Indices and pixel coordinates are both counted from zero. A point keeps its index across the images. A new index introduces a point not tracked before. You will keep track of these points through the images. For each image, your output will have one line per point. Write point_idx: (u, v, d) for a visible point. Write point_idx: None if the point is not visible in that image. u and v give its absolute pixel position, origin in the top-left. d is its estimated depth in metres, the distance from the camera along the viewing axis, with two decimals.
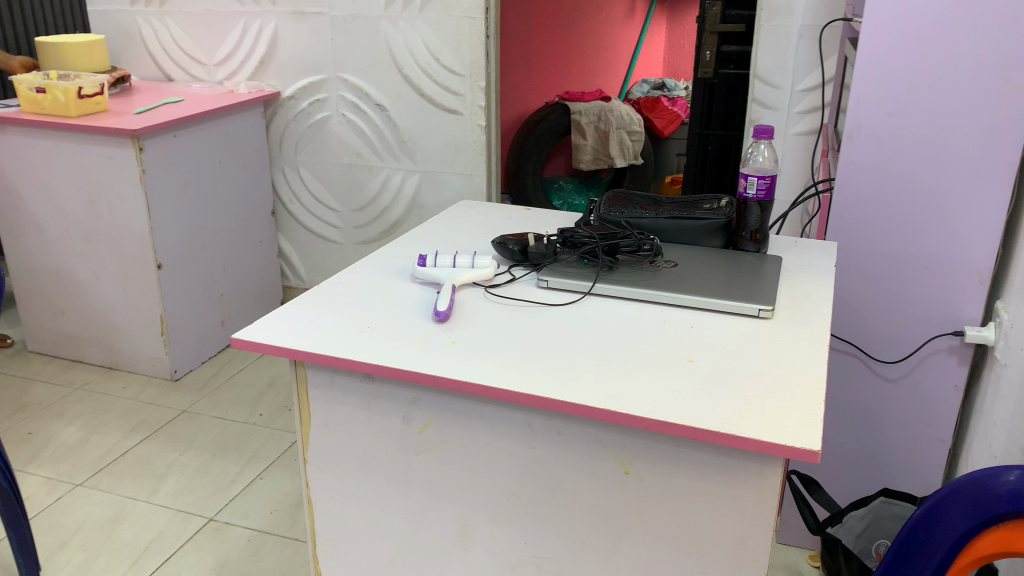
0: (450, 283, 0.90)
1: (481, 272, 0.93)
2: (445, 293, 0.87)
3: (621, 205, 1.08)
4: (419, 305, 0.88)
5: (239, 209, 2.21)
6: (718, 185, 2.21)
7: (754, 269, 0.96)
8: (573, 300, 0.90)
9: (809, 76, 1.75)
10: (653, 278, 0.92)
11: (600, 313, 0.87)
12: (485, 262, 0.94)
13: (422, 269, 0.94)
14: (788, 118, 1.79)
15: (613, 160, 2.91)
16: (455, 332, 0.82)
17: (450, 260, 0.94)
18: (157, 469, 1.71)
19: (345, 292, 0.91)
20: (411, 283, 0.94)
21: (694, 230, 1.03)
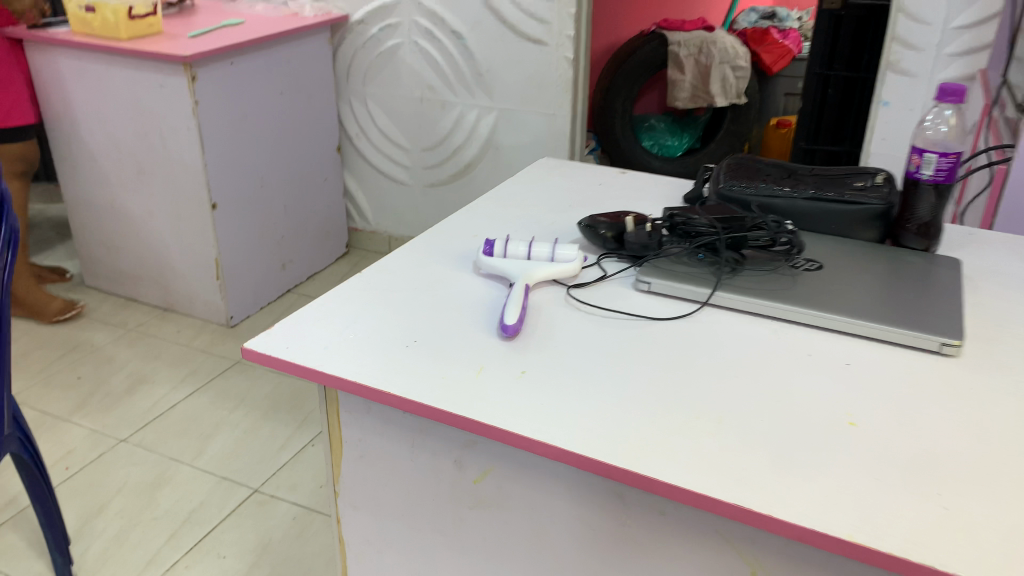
0: (521, 280, 0.71)
1: (561, 267, 0.73)
2: (517, 297, 0.68)
3: (745, 180, 0.85)
4: (482, 308, 0.69)
5: (302, 144, 2.04)
6: (836, 135, 1.92)
7: (927, 277, 0.73)
8: (684, 313, 0.69)
9: (967, 11, 1.47)
10: (791, 288, 0.70)
11: (721, 336, 0.65)
12: (567, 254, 0.74)
13: (488, 259, 0.74)
14: (935, 62, 1.53)
15: (714, 98, 2.62)
16: (527, 356, 0.62)
17: (523, 250, 0.74)
18: (204, 429, 1.59)
19: (393, 284, 0.73)
20: (475, 275, 0.75)
21: (841, 218, 0.80)
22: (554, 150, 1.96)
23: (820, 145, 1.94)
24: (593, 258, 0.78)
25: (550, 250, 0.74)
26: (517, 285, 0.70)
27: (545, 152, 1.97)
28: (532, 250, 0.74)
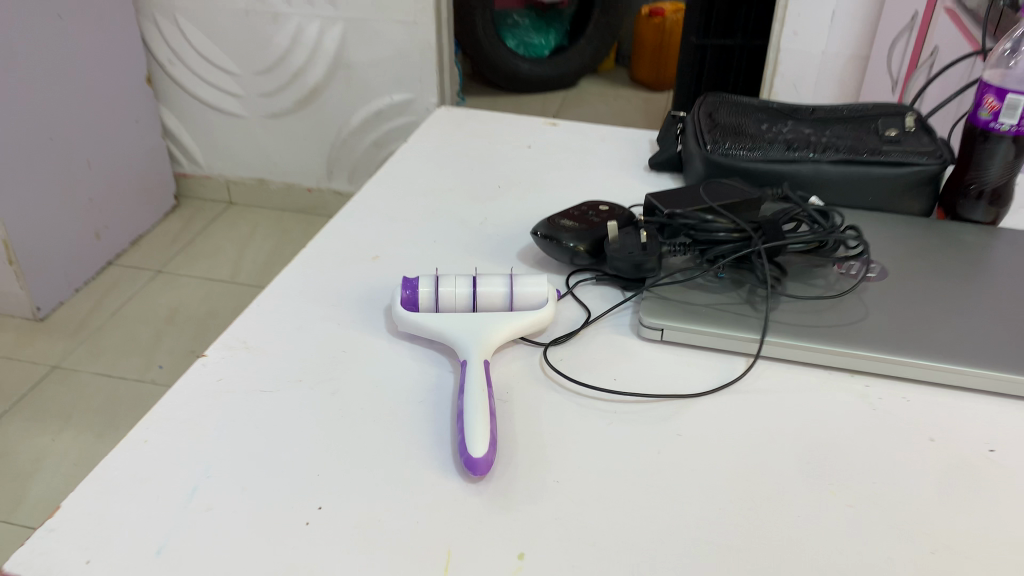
0: (475, 352, 0.45)
1: (530, 319, 0.47)
2: (480, 394, 0.42)
3: (739, 138, 0.62)
4: (419, 411, 0.43)
5: (98, 79, 1.62)
6: None
7: (1021, 271, 0.53)
8: (727, 377, 0.46)
9: None
10: (863, 317, 0.48)
11: (794, 427, 0.43)
12: (535, 297, 0.48)
13: (415, 317, 0.47)
14: None
15: None
16: (516, 518, 0.37)
17: (466, 297, 0.48)
18: (19, 468, 1.23)
19: (264, 386, 0.45)
20: (392, 341, 0.48)
21: (880, 187, 0.58)
22: (418, 66, 1.65)
23: (712, 38, 1.60)
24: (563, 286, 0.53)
25: (505, 293, 0.48)
26: (472, 364, 0.44)
27: (408, 69, 1.65)
28: (479, 292, 0.48)
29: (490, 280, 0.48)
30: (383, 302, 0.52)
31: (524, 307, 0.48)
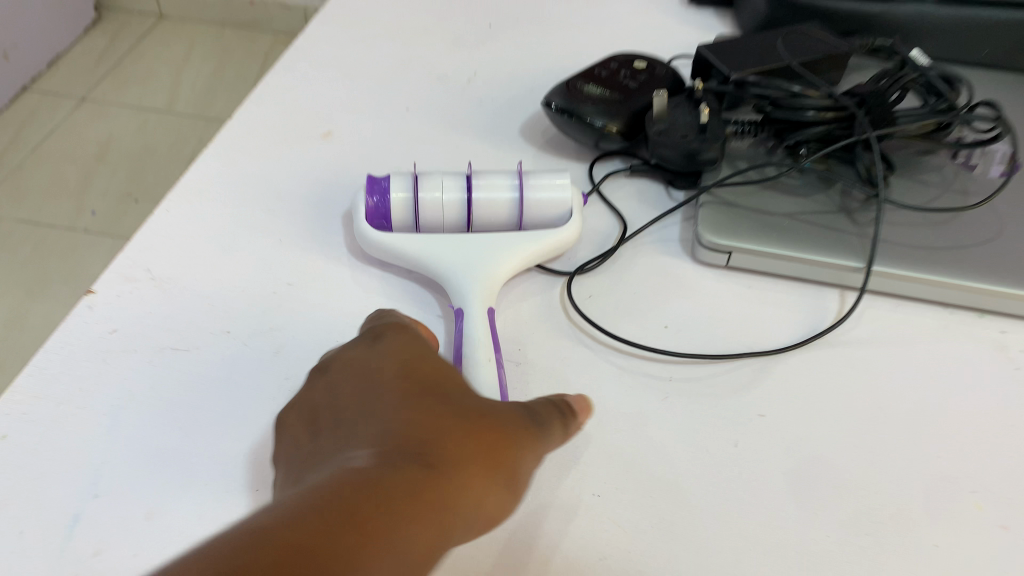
0: (476, 297, 0.32)
1: (548, 242, 0.34)
2: (488, 365, 0.29)
3: None
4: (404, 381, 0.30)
5: None
6: None
7: None
8: (818, 324, 0.33)
9: None
10: (1000, 232, 0.34)
11: (925, 397, 0.31)
12: (554, 208, 0.34)
13: (390, 239, 0.33)
14: None
15: None
16: (581, 522, 0.27)
17: (458, 209, 0.34)
18: None
19: (181, 343, 0.32)
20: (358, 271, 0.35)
21: (1006, 35, 0.43)
22: None
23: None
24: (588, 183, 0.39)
25: (512, 203, 0.34)
26: (473, 316, 0.31)
27: None
28: (474, 200, 0.34)
29: (488, 178, 0.34)
30: (342, 205, 0.38)
31: (539, 221, 0.34)
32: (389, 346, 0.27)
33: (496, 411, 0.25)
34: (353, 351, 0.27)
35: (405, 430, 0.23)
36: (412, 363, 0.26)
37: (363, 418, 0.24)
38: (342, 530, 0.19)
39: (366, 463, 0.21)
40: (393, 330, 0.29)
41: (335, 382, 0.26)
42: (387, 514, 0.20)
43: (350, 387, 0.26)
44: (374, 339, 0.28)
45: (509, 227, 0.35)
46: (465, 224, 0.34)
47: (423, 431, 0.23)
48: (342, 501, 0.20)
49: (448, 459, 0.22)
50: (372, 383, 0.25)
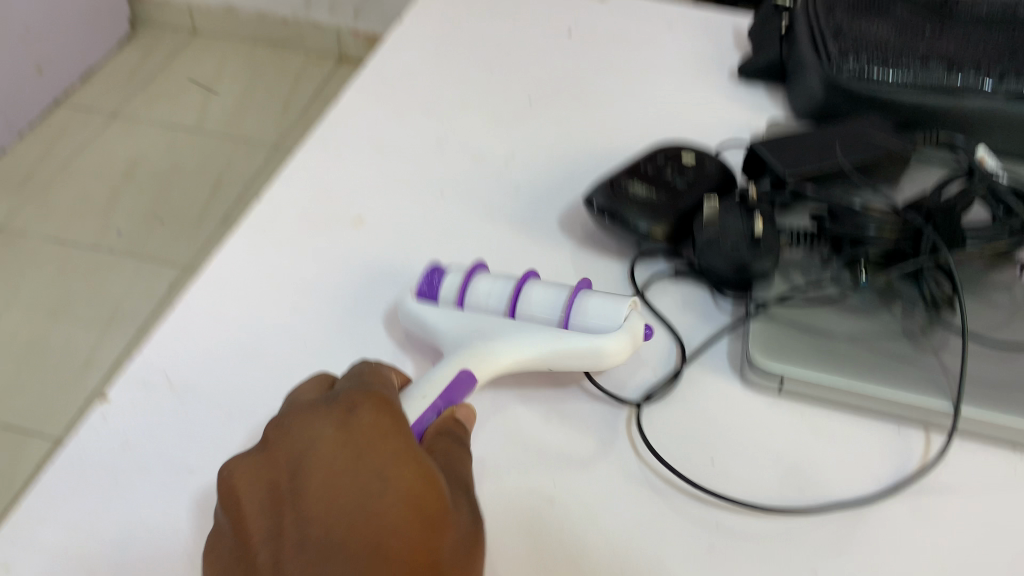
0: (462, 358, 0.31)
1: (572, 349, 0.31)
2: (418, 403, 0.29)
3: (884, 53, 0.44)
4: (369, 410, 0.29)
5: None
6: None
7: None
8: (901, 471, 0.31)
9: None
10: None
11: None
12: (595, 320, 0.31)
13: (421, 309, 0.34)
14: None
15: None
16: None
17: (500, 300, 0.33)
18: None
19: (198, 463, 0.30)
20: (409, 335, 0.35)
21: None
22: None
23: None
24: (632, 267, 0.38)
25: (557, 304, 0.32)
26: (439, 370, 0.31)
27: None
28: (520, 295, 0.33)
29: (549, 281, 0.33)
30: (388, 299, 0.36)
31: (580, 328, 0.32)
32: (359, 423, 0.26)
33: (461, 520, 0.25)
34: (323, 426, 0.26)
35: None
36: (390, 460, 0.25)
37: (337, 544, 0.24)
38: None
39: None
40: (366, 394, 0.28)
41: (298, 462, 0.26)
42: None
43: (318, 482, 0.25)
44: (346, 399, 0.27)
45: (550, 327, 0.32)
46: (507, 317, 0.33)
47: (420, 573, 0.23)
48: None
49: None
50: (350, 491, 0.24)
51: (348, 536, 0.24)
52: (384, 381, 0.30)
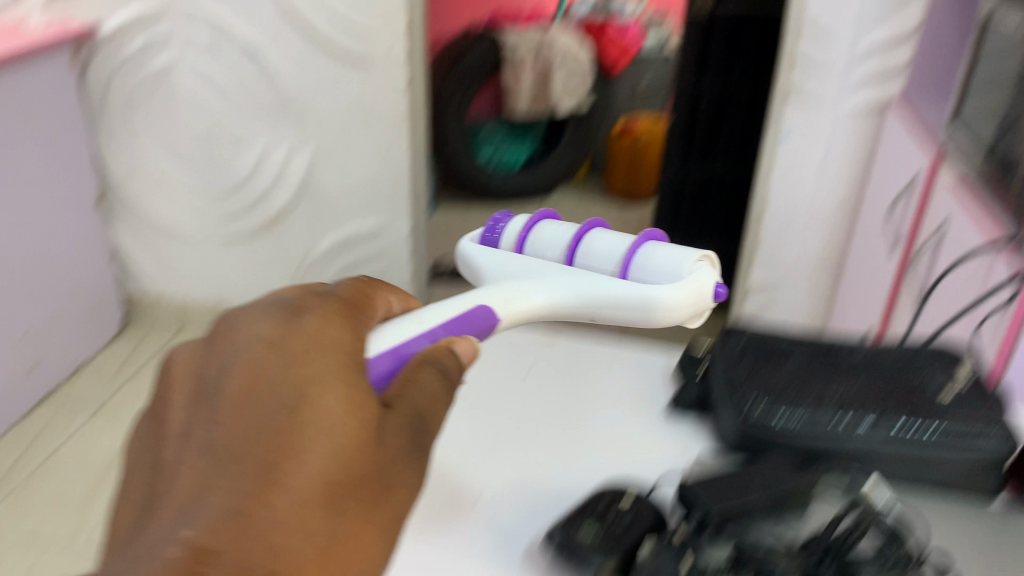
0: (483, 296, 0.61)
1: (606, 292, 0.63)
2: (411, 331, 0.55)
3: (778, 401, 0.59)
4: (371, 336, 0.54)
5: (65, 193, 1.42)
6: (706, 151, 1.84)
7: None
8: None
9: (879, 31, 1.42)
10: None
11: None
12: (647, 294, 0.63)
13: (510, 294, 0.62)
14: (840, 92, 1.48)
15: (557, 103, 2.56)
16: None
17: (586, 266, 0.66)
18: None
19: None
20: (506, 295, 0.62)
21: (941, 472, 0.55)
22: None
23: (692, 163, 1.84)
24: (600, 287, 0.63)
25: (595, 260, 0.68)
26: (491, 294, 0.61)
27: None
28: (576, 249, 0.69)
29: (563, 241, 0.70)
30: None
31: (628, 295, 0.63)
32: (316, 343, 0.48)
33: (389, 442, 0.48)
34: (274, 331, 0.48)
35: (301, 433, 0.44)
36: (327, 386, 0.46)
37: (271, 415, 0.44)
38: (280, 493, 0.41)
39: (278, 466, 0.42)
40: (332, 319, 0.51)
41: (252, 353, 0.47)
42: (301, 483, 0.42)
43: (266, 365, 0.46)
44: (306, 319, 0.50)
45: (609, 293, 0.63)
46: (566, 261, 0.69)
47: (320, 436, 0.44)
48: (274, 469, 0.42)
49: (353, 469, 0.45)
50: (282, 390, 0.45)
51: (282, 412, 0.44)
52: (351, 294, 0.55)
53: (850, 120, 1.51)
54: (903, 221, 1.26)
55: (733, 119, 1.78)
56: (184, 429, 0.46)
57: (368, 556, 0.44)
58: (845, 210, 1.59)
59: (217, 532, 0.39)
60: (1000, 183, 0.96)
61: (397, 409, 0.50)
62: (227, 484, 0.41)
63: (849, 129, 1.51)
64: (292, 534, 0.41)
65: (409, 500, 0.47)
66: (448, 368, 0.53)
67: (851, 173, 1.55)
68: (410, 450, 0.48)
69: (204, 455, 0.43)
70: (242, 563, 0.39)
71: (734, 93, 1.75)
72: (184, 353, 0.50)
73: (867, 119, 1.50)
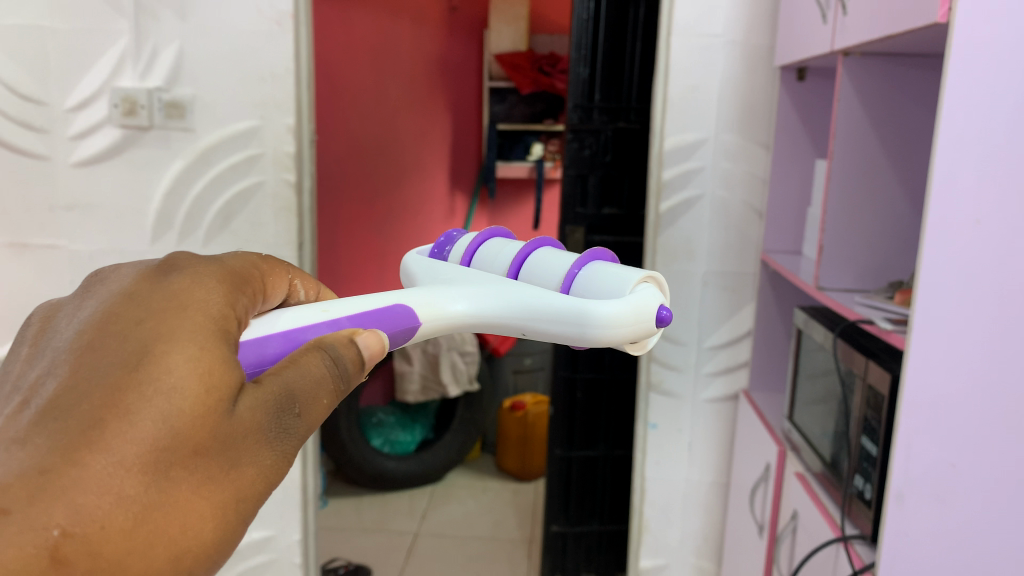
0: (403, 296, 0.59)
1: (531, 295, 0.60)
2: (320, 314, 0.55)
3: None
4: (261, 319, 0.54)
5: None
6: (592, 437, 1.75)
7: None
8: None
9: (720, 331, 1.63)
10: None
11: None
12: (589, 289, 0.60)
13: (432, 291, 0.60)
14: (697, 381, 1.66)
15: (446, 387, 2.65)
16: None
17: (528, 270, 0.66)
18: None
19: None
20: (427, 293, 0.60)
21: None
22: (283, 492, 1.70)
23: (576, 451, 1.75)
24: (528, 295, 0.60)
25: (541, 263, 0.66)
26: (408, 294, 0.59)
27: (275, 500, 1.70)
28: (522, 261, 0.67)
29: (509, 256, 0.68)
30: None
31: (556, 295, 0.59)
32: (178, 302, 0.48)
33: (244, 411, 0.46)
34: (139, 286, 0.49)
35: (125, 392, 0.43)
36: (177, 342, 0.45)
37: (104, 366, 0.44)
38: (92, 452, 0.41)
39: (97, 426, 0.42)
40: (208, 283, 0.51)
41: (111, 306, 0.47)
42: (123, 451, 0.41)
43: (115, 317, 0.46)
44: (173, 279, 0.50)
45: (536, 290, 0.60)
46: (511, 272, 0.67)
47: (149, 402, 0.43)
48: (94, 426, 0.41)
49: (193, 457, 0.44)
50: (127, 347, 0.45)
51: (115, 367, 0.44)
52: (245, 265, 0.57)
53: (708, 410, 1.68)
54: (763, 509, 1.37)
55: (615, 402, 1.73)
56: (30, 375, 0.46)
57: (191, 524, 0.44)
58: (715, 491, 1.71)
59: (6, 489, 0.39)
60: (833, 474, 1.11)
61: (266, 384, 0.48)
62: (42, 437, 0.41)
63: (709, 415, 1.68)
64: (101, 495, 0.41)
65: (261, 477, 0.47)
66: (342, 357, 0.52)
67: (716, 453, 1.69)
68: (267, 427, 0.47)
69: (30, 409, 0.43)
70: (33, 523, 0.39)
71: (608, 381, 1.70)
72: (47, 309, 0.53)
73: (724, 405, 1.67)
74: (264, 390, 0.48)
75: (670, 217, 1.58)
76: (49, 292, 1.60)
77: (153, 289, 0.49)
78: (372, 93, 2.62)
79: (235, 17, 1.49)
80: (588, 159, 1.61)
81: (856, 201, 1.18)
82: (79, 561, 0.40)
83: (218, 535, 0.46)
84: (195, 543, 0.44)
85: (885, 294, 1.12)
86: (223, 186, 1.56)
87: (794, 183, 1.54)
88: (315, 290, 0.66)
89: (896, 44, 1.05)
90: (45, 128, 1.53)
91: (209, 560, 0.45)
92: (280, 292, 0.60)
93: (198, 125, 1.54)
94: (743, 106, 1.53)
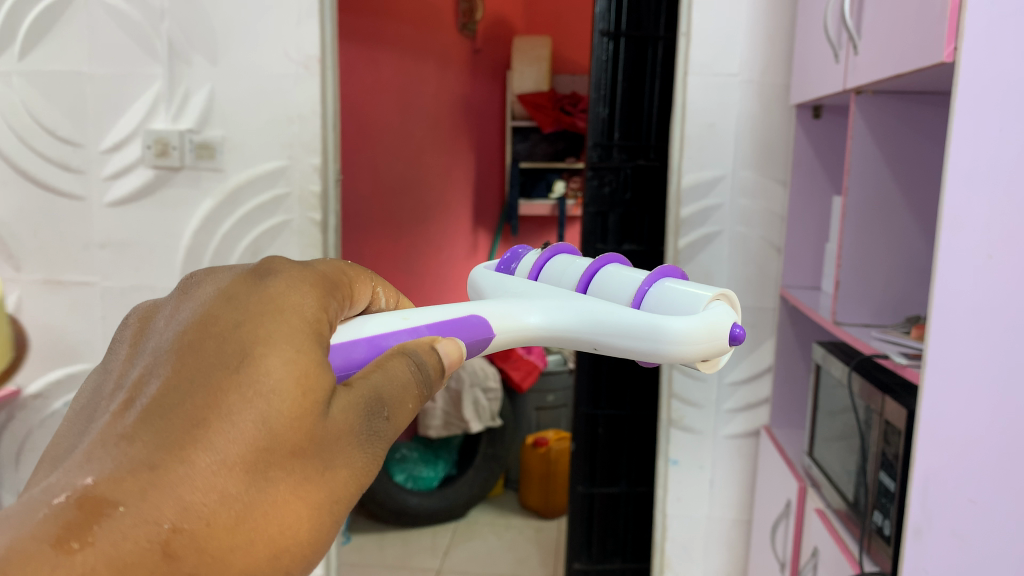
0: (477, 308, 0.61)
1: (608, 312, 0.60)
2: (402, 322, 0.57)
3: None
4: (348, 324, 0.55)
5: None
6: (613, 474, 1.72)
7: None
8: None
9: (741, 367, 1.64)
10: None
11: None
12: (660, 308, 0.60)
13: (509, 306, 0.62)
14: (718, 417, 1.66)
15: (466, 424, 2.63)
16: None
17: (596, 288, 0.67)
18: None
19: None
20: (498, 306, 0.62)
21: None
22: None
23: (597, 487, 1.72)
24: (601, 310, 0.60)
25: (606, 281, 0.67)
26: (485, 307, 0.61)
27: None
28: (591, 279, 0.68)
29: (578, 271, 0.69)
30: None
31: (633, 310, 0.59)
32: (274, 305, 0.49)
33: (337, 414, 0.47)
34: (236, 286, 0.50)
35: (229, 395, 0.44)
36: (274, 345, 0.46)
37: (208, 367, 0.45)
38: (199, 453, 0.43)
39: (204, 425, 0.43)
40: (302, 286, 0.52)
41: (212, 307, 0.49)
42: (228, 451, 0.43)
43: (217, 317, 0.48)
44: (270, 281, 0.51)
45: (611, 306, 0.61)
46: (582, 288, 0.68)
47: (249, 405, 0.44)
48: (201, 427, 0.43)
49: (291, 459, 0.45)
50: (226, 349, 0.46)
51: (219, 368, 0.45)
52: (337, 271, 0.58)
53: (730, 446, 1.67)
54: (785, 545, 1.37)
55: (636, 440, 1.70)
56: (133, 372, 0.48)
57: (288, 524, 0.45)
58: (738, 528, 1.70)
59: (120, 484, 0.41)
60: (852, 511, 1.11)
61: (356, 388, 0.49)
62: (149, 435, 0.43)
63: (730, 452, 1.67)
64: (206, 492, 0.42)
65: (353, 480, 0.48)
66: (425, 364, 0.53)
67: (739, 490, 1.68)
68: (358, 430, 0.49)
69: (137, 407, 0.45)
70: (147, 517, 0.41)
71: (629, 418, 1.68)
72: (143, 309, 0.55)
73: (746, 441, 1.67)
74: (354, 394, 0.49)
75: (689, 252, 1.59)
76: (79, 329, 1.65)
77: (248, 290, 0.50)
78: (398, 132, 2.67)
79: (260, 61, 1.54)
80: (608, 197, 1.60)
81: (878, 236, 1.18)
82: (188, 555, 0.41)
83: (314, 534, 0.47)
84: (293, 541, 0.46)
85: (902, 330, 1.12)
86: (250, 225, 1.60)
87: (810, 220, 1.55)
88: (395, 300, 0.66)
89: (907, 84, 1.07)
90: (81, 168, 1.59)
91: (306, 560, 0.47)
92: (365, 298, 0.61)
93: (227, 165, 1.59)
94: (760, 144, 1.55)
